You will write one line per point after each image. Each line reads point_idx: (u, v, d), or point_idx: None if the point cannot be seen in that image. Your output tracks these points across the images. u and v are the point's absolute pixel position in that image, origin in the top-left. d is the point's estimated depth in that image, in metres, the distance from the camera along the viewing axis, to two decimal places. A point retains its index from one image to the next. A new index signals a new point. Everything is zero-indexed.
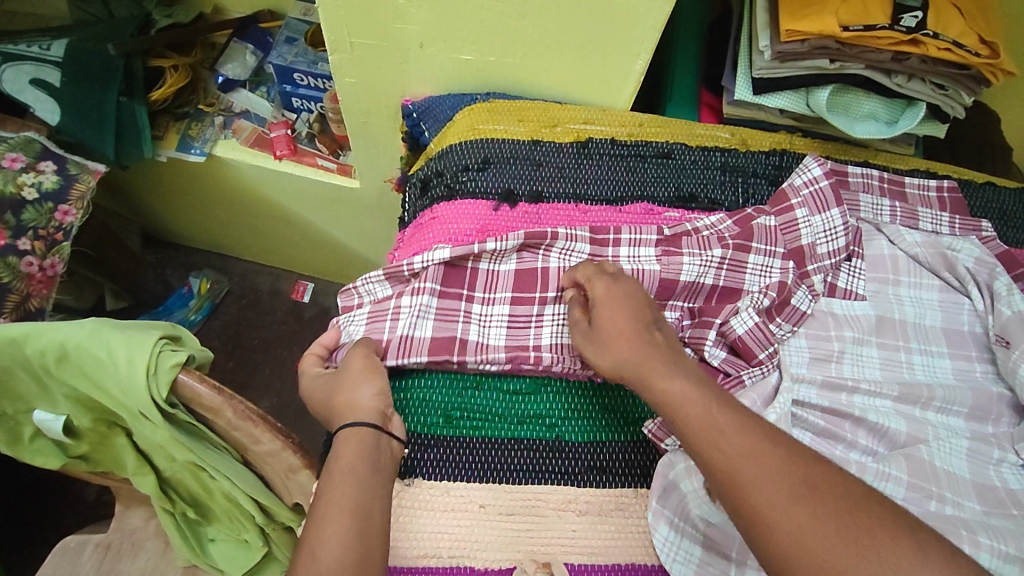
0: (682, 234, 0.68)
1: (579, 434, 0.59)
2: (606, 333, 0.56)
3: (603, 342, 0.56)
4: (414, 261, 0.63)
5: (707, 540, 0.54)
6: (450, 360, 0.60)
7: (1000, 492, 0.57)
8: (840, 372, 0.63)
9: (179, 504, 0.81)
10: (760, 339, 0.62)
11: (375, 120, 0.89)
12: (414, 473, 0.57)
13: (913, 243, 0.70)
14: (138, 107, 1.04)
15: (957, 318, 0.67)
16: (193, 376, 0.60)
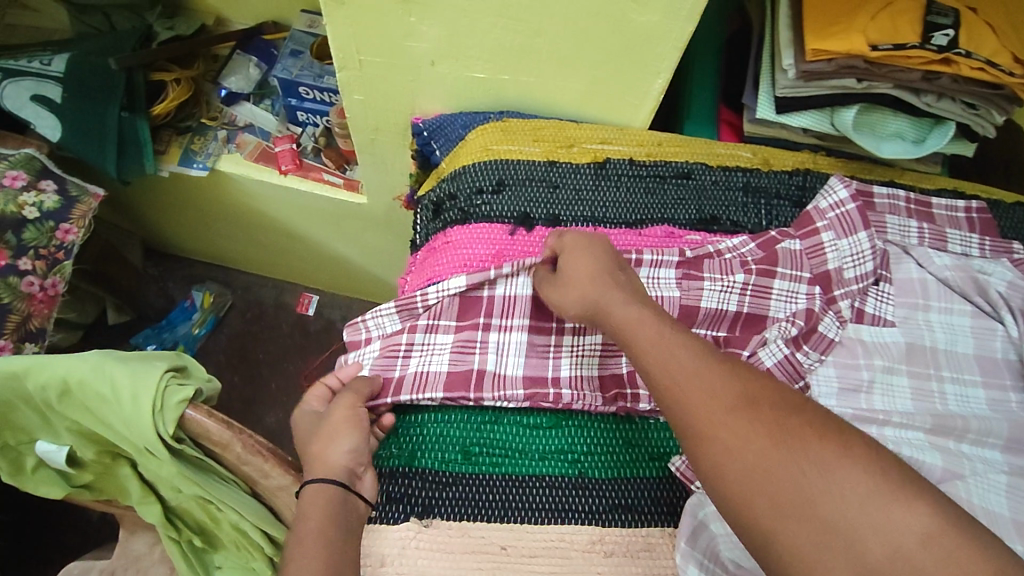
0: (704, 257, 0.66)
1: (603, 471, 0.57)
2: (570, 277, 0.55)
3: (564, 283, 0.55)
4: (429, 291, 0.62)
5: None
6: (467, 397, 0.58)
7: None
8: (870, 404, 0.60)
9: (186, 532, 0.80)
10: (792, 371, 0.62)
11: (384, 137, 0.86)
12: (432, 512, 0.54)
13: (942, 266, 0.67)
14: (139, 122, 1.01)
15: (990, 345, 0.63)
16: (200, 411, 0.58)
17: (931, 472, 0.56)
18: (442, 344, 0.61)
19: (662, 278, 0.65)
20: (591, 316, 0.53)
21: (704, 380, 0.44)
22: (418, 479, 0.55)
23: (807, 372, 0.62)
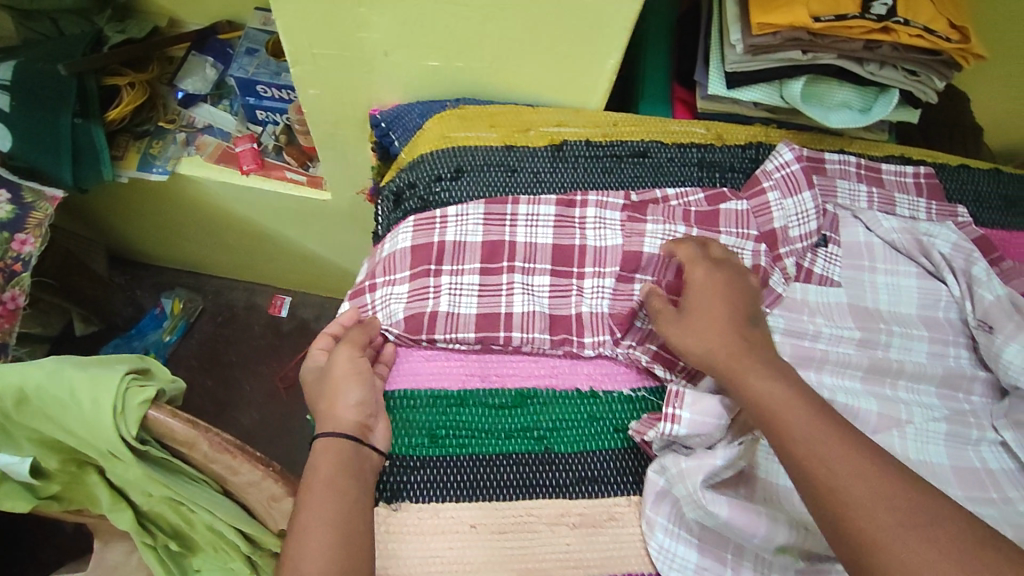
0: (649, 202, 0.69)
1: (569, 445, 0.58)
2: (697, 317, 0.55)
3: (693, 333, 0.54)
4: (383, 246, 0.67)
5: (702, 544, 0.54)
6: (419, 339, 0.61)
7: (980, 474, 0.60)
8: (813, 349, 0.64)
9: (161, 536, 0.80)
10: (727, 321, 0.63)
11: (343, 131, 0.86)
12: (401, 496, 0.54)
13: (889, 229, 0.70)
14: (94, 129, 0.98)
15: (934, 305, 0.68)
16: (164, 411, 0.57)
17: (868, 417, 0.61)
18: (399, 292, 0.64)
19: (607, 219, 0.68)
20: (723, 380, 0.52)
21: (854, 466, 0.44)
22: (386, 464, 0.55)
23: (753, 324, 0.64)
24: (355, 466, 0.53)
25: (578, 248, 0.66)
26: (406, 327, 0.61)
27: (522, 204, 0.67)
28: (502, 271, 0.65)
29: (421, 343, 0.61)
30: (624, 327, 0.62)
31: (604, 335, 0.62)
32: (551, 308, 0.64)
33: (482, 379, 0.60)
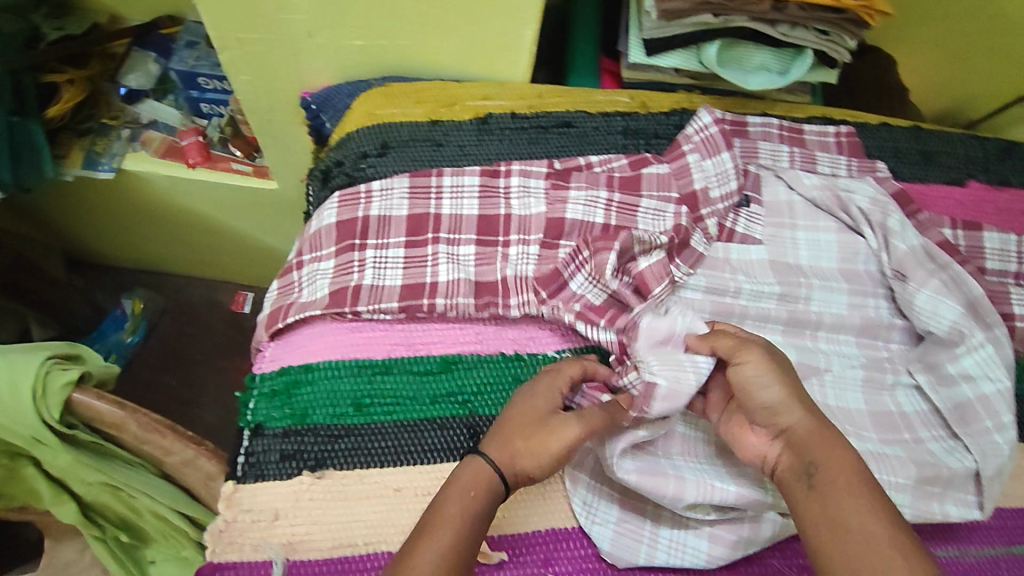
0: (573, 170, 0.70)
1: (493, 407, 0.59)
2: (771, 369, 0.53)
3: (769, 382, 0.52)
4: (311, 223, 0.67)
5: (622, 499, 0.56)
6: (344, 311, 0.61)
7: (893, 417, 0.62)
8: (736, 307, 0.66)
9: (110, 529, 0.81)
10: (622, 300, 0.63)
11: (279, 117, 0.87)
12: (325, 464, 0.55)
13: (810, 186, 0.72)
14: (34, 127, 0.96)
15: (854, 258, 0.69)
16: (89, 394, 0.57)
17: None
18: (327, 267, 0.64)
19: (531, 188, 0.68)
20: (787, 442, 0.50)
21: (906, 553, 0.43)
22: (310, 433, 0.56)
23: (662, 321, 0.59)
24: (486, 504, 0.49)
25: (504, 217, 0.67)
26: (330, 302, 0.61)
27: (447, 175, 0.68)
28: (428, 242, 0.66)
29: (346, 316, 0.62)
30: (549, 287, 0.63)
31: (528, 295, 0.63)
32: (477, 275, 0.64)
33: (408, 348, 0.61)
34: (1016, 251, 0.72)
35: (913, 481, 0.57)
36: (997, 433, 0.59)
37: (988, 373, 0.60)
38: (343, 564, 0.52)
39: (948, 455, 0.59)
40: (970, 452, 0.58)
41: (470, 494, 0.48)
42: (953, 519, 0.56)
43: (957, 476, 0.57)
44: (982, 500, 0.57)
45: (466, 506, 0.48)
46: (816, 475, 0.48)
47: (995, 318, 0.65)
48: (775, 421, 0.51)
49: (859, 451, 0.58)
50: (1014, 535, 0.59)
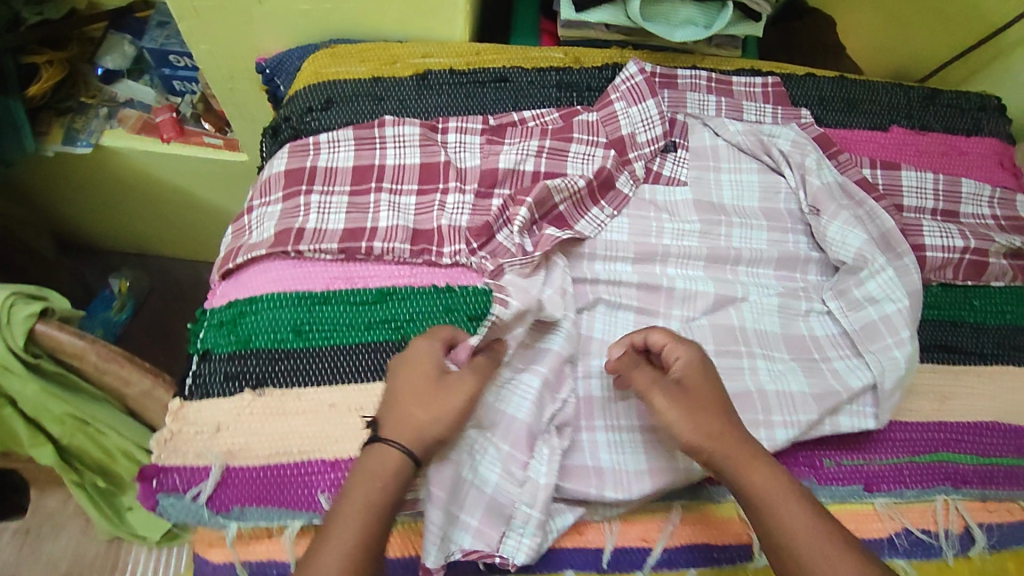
0: (507, 125, 0.73)
1: (425, 332, 0.63)
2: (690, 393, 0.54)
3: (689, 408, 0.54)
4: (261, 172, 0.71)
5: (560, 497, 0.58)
6: (287, 250, 0.64)
7: (805, 340, 0.65)
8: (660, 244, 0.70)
9: (88, 474, 0.86)
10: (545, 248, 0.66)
11: (241, 86, 0.92)
12: (266, 382, 0.60)
13: (734, 132, 0.75)
14: (13, 103, 1.00)
15: (774, 197, 0.73)
16: (52, 325, 0.62)
17: (708, 299, 0.67)
18: (273, 211, 0.67)
19: (467, 143, 0.71)
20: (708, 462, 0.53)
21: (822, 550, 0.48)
22: (253, 355, 0.61)
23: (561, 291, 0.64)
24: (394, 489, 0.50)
25: (443, 164, 0.69)
26: (273, 240, 0.65)
27: (388, 126, 0.70)
28: (370, 190, 0.68)
29: (288, 255, 0.65)
30: (479, 238, 0.66)
31: (460, 244, 0.66)
32: (415, 223, 0.67)
33: (346, 282, 0.65)
34: (932, 189, 0.75)
35: (813, 398, 0.61)
36: (895, 349, 0.62)
37: (890, 294, 0.64)
38: (281, 471, 0.56)
39: (850, 373, 0.62)
40: (869, 368, 0.62)
41: (378, 483, 0.49)
42: (846, 430, 0.61)
43: (856, 391, 0.61)
44: (878, 411, 0.61)
45: (371, 493, 0.48)
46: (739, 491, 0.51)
47: (905, 248, 0.69)
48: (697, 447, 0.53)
49: (760, 371, 0.62)
50: (917, 445, 0.64)
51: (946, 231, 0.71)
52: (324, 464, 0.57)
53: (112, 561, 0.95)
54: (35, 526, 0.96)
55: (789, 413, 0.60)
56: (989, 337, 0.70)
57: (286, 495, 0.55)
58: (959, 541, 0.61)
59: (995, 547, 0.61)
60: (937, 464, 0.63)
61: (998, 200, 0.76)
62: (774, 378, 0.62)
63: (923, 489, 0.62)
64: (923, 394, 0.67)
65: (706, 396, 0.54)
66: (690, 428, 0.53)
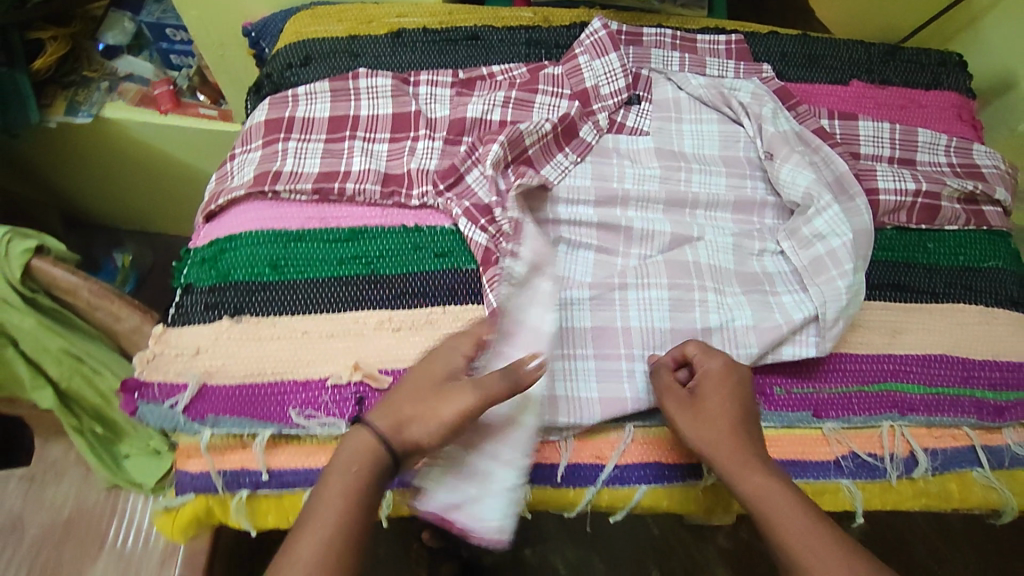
0: (475, 79, 0.77)
1: (393, 267, 0.67)
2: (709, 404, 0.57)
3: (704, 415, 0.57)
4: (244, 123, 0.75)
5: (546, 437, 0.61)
6: (264, 190, 0.69)
7: (757, 274, 0.68)
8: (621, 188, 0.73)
9: (86, 420, 0.91)
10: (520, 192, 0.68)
11: (232, 51, 0.98)
12: (243, 311, 0.64)
13: (697, 85, 0.78)
14: (20, 76, 1.05)
15: (734, 145, 0.76)
16: (47, 261, 0.67)
17: (664, 238, 0.70)
18: (253, 157, 0.72)
19: (437, 95, 0.75)
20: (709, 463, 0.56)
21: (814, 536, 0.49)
22: (231, 287, 0.65)
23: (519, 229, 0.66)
24: (372, 473, 0.51)
25: (414, 114, 0.74)
26: (251, 182, 0.69)
27: (362, 78, 0.75)
28: (344, 138, 0.72)
29: (266, 195, 0.69)
30: (447, 179, 0.69)
31: (428, 186, 0.70)
32: (387, 168, 0.71)
33: (321, 222, 0.69)
34: (889, 138, 0.77)
35: (756, 333, 0.63)
36: (838, 279, 0.65)
37: (836, 230, 0.67)
38: (254, 390, 0.60)
39: (795, 305, 0.65)
40: (813, 299, 0.65)
41: (351, 468, 0.51)
42: (788, 359, 0.64)
43: (798, 322, 0.64)
44: (821, 339, 0.64)
45: (346, 479, 0.50)
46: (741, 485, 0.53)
47: (857, 190, 0.71)
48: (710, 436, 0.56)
49: (708, 302, 0.65)
50: (865, 375, 0.66)
51: (899, 175, 0.74)
52: (295, 383, 0.61)
53: (111, 506, 0.97)
54: (39, 473, 1.00)
55: (730, 344, 0.63)
56: (941, 276, 0.72)
57: (258, 410, 0.59)
58: (903, 463, 0.64)
59: (938, 469, 0.64)
60: (885, 393, 0.66)
61: (955, 148, 0.78)
62: (721, 312, 0.65)
63: (871, 416, 0.65)
64: (874, 329, 0.69)
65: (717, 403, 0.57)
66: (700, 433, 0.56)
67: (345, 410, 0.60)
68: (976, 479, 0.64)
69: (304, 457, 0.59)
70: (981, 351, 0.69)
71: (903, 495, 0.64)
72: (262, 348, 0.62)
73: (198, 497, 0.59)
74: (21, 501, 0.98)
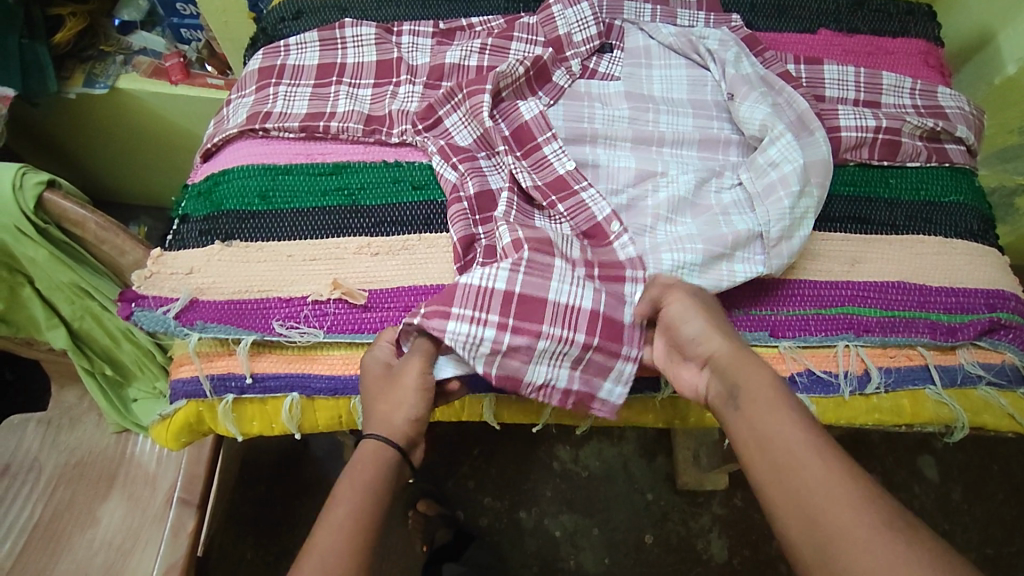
0: (456, 29, 0.82)
1: (374, 199, 0.72)
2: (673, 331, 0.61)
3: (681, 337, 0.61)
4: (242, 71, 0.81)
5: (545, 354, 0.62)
6: (255, 129, 0.74)
7: (716, 205, 0.71)
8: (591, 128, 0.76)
9: (98, 363, 0.96)
10: (488, 142, 0.74)
11: (234, 18, 1.04)
12: (234, 237, 0.69)
13: (667, 34, 0.81)
14: (40, 48, 1.11)
15: (701, 89, 0.79)
16: (57, 194, 0.72)
17: (629, 173, 0.73)
18: (246, 100, 0.77)
19: (419, 44, 0.81)
20: (723, 382, 0.56)
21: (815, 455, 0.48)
22: (224, 216, 0.70)
23: (512, 172, 0.71)
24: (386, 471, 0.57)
25: (396, 61, 0.79)
26: (243, 121, 0.74)
27: (348, 28, 0.80)
28: (331, 83, 0.77)
29: (257, 134, 0.75)
30: (425, 120, 0.74)
31: (407, 125, 0.74)
32: (370, 110, 0.76)
33: (307, 158, 0.74)
34: (854, 80, 0.80)
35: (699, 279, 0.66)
36: (785, 199, 0.68)
37: (788, 156, 0.69)
38: (241, 305, 0.65)
39: (744, 228, 0.68)
40: (758, 218, 0.68)
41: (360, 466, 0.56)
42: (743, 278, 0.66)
43: (744, 242, 0.67)
44: (769, 260, 0.67)
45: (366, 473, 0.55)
46: (739, 394, 0.55)
47: (817, 124, 0.74)
48: (700, 351, 0.59)
49: (660, 225, 0.69)
50: (823, 299, 0.68)
51: (860, 114, 0.76)
52: (279, 301, 0.66)
53: (120, 451, 1.03)
54: (55, 417, 1.06)
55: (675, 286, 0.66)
56: (901, 210, 0.74)
57: (244, 319, 0.65)
58: (857, 380, 0.66)
59: (891, 386, 0.66)
60: (843, 315, 0.68)
61: (919, 91, 0.80)
62: (676, 252, 0.66)
63: (827, 335, 0.67)
64: (834, 258, 0.71)
65: (768, 408, 0.52)
66: (750, 438, 0.52)
67: (325, 321, 0.65)
68: (928, 396, 0.66)
69: (287, 362, 0.65)
70: (937, 279, 0.70)
71: (856, 410, 0.66)
72: (252, 270, 0.67)
73: (189, 403, 0.65)
74: (39, 442, 1.03)
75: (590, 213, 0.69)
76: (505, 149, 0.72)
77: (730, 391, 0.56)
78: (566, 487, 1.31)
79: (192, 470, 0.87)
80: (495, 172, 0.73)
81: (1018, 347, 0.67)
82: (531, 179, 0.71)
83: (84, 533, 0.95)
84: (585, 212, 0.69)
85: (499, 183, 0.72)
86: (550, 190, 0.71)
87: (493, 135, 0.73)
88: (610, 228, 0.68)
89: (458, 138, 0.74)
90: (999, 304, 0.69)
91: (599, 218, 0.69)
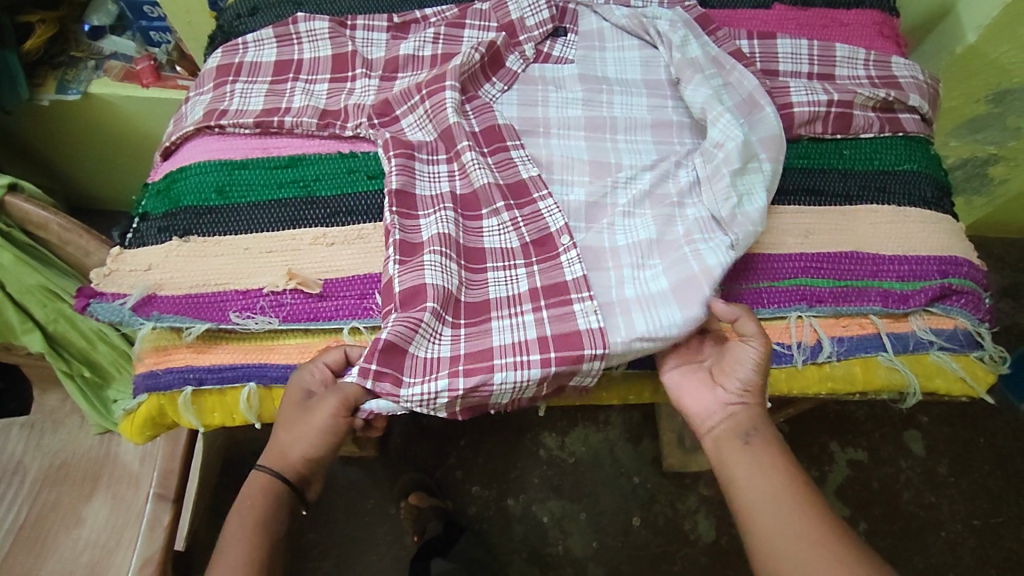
0: (410, 23, 0.82)
1: (328, 189, 0.72)
2: (728, 367, 0.63)
3: (731, 374, 0.62)
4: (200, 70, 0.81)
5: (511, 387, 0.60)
6: (211, 125, 0.75)
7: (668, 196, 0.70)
8: (544, 114, 0.77)
9: (76, 365, 0.98)
10: (445, 140, 0.73)
11: (196, 17, 1.06)
12: (191, 232, 0.70)
13: (619, 16, 0.81)
14: (9, 55, 1.11)
15: (655, 69, 0.79)
16: (18, 197, 0.73)
17: (583, 163, 0.73)
18: (204, 98, 0.78)
19: (373, 38, 0.81)
20: (741, 425, 0.61)
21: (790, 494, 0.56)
22: (182, 212, 0.71)
23: (472, 169, 0.70)
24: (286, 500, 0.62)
25: (351, 54, 0.79)
26: (200, 118, 0.75)
27: (301, 23, 0.80)
28: (288, 78, 0.78)
29: (213, 130, 0.76)
30: (382, 115, 0.74)
31: (362, 118, 0.74)
32: (325, 104, 0.76)
33: (263, 151, 0.75)
34: (808, 53, 0.80)
35: (668, 279, 0.64)
36: (728, 175, 0.68)
37: (730, 135, 0.69)
38: (196, 298, 0.67)
39: (695, 214, 0.68)
40: (706, 205, 0.68)
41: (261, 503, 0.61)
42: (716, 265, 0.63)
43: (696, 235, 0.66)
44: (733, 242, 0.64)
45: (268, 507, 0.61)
46: (753, 435, 0.60)
47: (766, 101, 0.73)
48: (744, 391, 0.62)
49: (614, 226, 0.69)
50: (776, 272, 0.69)
51: (812, 89, 0.76)
52: (236, 293, 0.67)
53: (105, 451, 1.04)
54: (39, 421, 1.07)
55: (643, 293, 0.64)
56: (855, 180, 0.74)
57: (200, 310, 0.66)
58: (809, 350, 0.67)
59: (843, 354, 0.67)
60: (795, 287, 0.68)
61: (874, 62, 0.80)
62: (635, 270, 0.66)
63: (780, 308, 0.68)
64: (789, 231, 0.71)
65: (771, 451, 0.60)
66: (752, 477, 0.58)
67: (280, 310, 0.67)
68: (879, 363, 0.67)
69: (242, 354, 0.67)
70: (891, 248, 0.71)
71: (809, 379, 0.67)
72: (208, 264, 0.68)
73: (151, 396, 0.67)
74: (23, 446, 1.04)
75: (544, 224, 0.68)
76: (468, 143, 0.71)
77: (748, 427, 0.61)
78: (554, 473, 1.32)
79: (168, 466, 0.89)
80: (440, 179, 0.72)
81: (969, 311, 0.68)
82: (490, 177, 0.70)
83: (70, 533, 0.96)
84: (539, 221, 0.68)
85: (428, 193, 0.71)
86: (512, 194, 0.70)
87: (456, 132, 0.72)
88: (560, 241, 0.67)
89: (411, 137, 0.74)
90: (951, 270, 0.69)
91: (551, 229, 0.67)
